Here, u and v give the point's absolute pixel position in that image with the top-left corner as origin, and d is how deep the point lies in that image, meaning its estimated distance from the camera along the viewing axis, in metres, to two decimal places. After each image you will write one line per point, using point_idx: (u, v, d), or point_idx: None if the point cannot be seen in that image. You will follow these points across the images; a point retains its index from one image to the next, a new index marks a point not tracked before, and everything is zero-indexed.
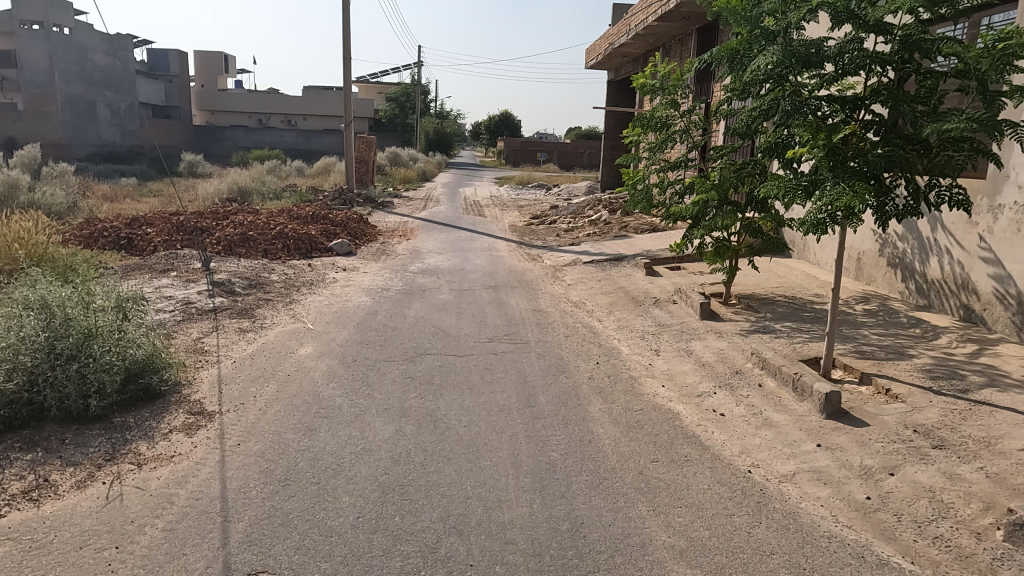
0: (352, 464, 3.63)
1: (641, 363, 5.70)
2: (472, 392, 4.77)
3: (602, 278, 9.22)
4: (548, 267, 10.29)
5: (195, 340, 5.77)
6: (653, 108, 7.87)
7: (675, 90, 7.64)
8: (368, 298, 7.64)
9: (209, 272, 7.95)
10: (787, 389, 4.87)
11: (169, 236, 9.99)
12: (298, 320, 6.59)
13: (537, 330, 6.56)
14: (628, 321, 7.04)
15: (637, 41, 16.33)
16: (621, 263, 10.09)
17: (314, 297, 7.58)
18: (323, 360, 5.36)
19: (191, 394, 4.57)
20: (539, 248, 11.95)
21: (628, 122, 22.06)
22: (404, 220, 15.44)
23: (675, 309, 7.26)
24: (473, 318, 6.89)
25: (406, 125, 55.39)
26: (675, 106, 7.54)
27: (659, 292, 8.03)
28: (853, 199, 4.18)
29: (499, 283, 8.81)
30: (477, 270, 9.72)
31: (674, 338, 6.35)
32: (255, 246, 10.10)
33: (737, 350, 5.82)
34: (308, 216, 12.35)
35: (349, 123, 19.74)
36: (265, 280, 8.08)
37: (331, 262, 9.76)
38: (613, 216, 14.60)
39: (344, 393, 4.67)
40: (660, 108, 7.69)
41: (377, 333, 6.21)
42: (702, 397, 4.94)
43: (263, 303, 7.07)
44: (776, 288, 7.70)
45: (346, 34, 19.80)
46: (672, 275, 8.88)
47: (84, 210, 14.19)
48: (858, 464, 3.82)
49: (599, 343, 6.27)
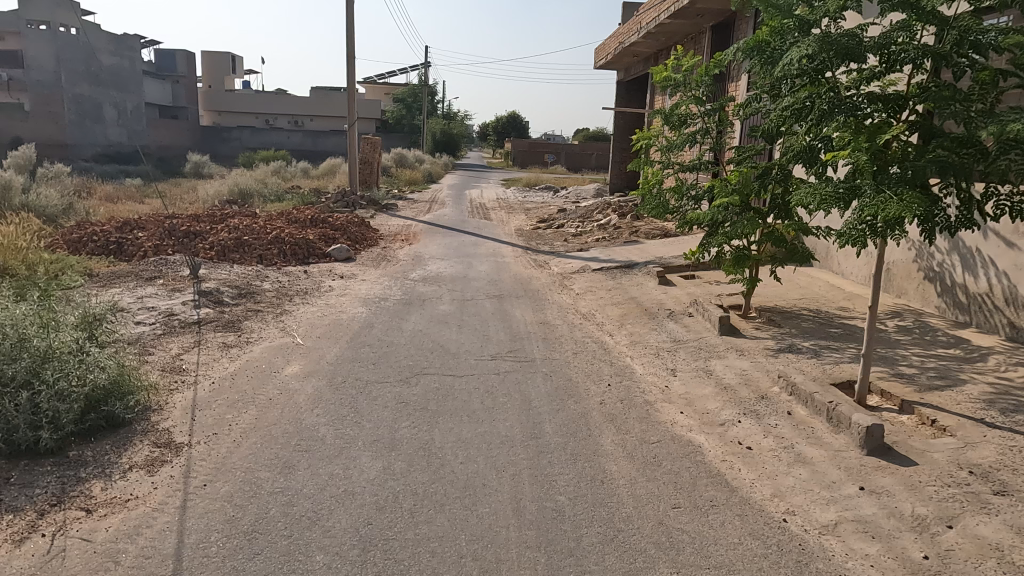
0: (331, 512, 3.17)
1: (657, 386, 5.24)
2: (471, 420, 4.32)
3: (612, 288, 8.75)
4: (556, 275, 9.83)
5: (174, 357, 5.35)
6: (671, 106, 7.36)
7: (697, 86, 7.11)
8: (364, 309, 7.22)
9: (197, 280, 7.54)
10: (820, 419, 4.39)
11: (161, 241, 9.61)
12: (288, 334, 6.15)
13: (543, 346, 6.11)
14: (641, 337, 6.58)
15: (648, 40, 15.87)
16: (632, 270, 9.62)
17: (307, 307, 7.16)
18: (310, 381, 4.92)
19: (161, 421, 4.13)
20: (546, 254, 11.50)
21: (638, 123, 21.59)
22: (407, 224, 15.04)
23: (692, 323, 6.79)
24: (475, 332, 6.45)
25: (413, 126, 55.08)
26: (699, 103, 7.00)
27: (673, 304, 7.57)
28: (900, 209, 3.69)
29: (503, 293, 8.38)
30: (481, 277, 9.28)
31: (692, 357, 5.88)
32: (250, 252, 9.70)
33: (761, 372, 5.34)
34: (307, 219, 11.95)
35: (353, 124, 19.33)
36: (257, 289, 7.67)
37: (328, 269, 9.35)
38: (623, 220, 14.14)
39: (330, 421, 4.23)
40: (680, 105, 7.17)
41: (371, 349, 5.78)
42: (726, 427, 4.48)
43: (251, 315, 6.65)
44: (799, 300, 7.22)
45: (350, 33, 19.45)
46: (686, 285, 8.41)
47: (79, 212, 13.84)
48: (910, 513, 3.34)
49: (611, 361, 5.82)
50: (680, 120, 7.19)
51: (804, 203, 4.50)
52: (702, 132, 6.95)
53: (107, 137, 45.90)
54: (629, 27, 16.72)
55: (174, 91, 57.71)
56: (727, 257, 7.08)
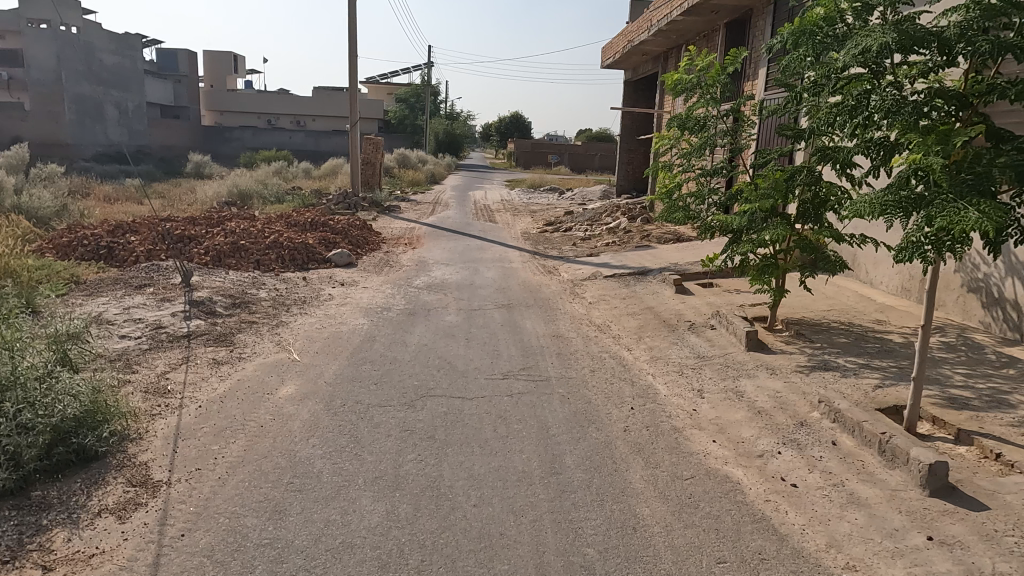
0: (326, 570, 2.75)
1: (684, 409, 4.81)
2: (484, 452, 3.89)
3: (627, 296, 8.32)
4: (566, 282, 9.41)
5: (159, 376, 4.93)
6: (686, 109, 6.80)
7: (714, 88, 6.52)
8: (366, 319, 6.80)
9: (189, 288, 7.14)
10: (870, 451, 3.96)
11: (154, 246, 9.21)
12: (283, 349, 5.73)
13: (558, 362, 5.68)
14: (662, 351, 6.14)
15: (659, 39, 15.44)
16: (646, 277, 9.20)
17: (305, 318, 6.75)
18: (306, 405, 4.49)
19: (138, 454, 3.70)
20: (555, 259, 11.08)
21: (645, 123, 21.15)
22: (410, 226, 14.62)
23: (715, 337, 6.36)
24: (484, 346, 6.02)
25: (416, 126, 54.64)
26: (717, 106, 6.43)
27: (693, 315, 7.14)
28: (976, 224, 3.27)
29: (512, 302, 7.95)
30: (488, 285, 8.85)
31: (719, 375, 5.44)
32: (247, 257, 9.29)
33: (798, 394, 4.91)
34: (306, 222, 11.54)
35: (354, 124, 18.92)
36: (252, 298, 7.25)
37: (329, 275, 8.93)
38: (633, 223, 13.72)
39: (326, 453, 3.80)
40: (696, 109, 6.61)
41: (372, 366, 5.36)
42: (765, 459, 4.04)
43: (245, 328, 6.23)
44: (828, 312, 6.79)
45: (352, 31, 19.07)
46: (706, 294, 7.98)
47: (73, 214, 13.46)
48: (990, 569, 2.91)
49: (632, 379, 5.40)
50: (698, 125, 6.61)
51: (854, 211, 4.08)
52: (723, 138, 6.42)
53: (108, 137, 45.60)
54: (638, 25, 16.29)
55: (176, 91, 57.44)
56: (752, 265, 6.63)
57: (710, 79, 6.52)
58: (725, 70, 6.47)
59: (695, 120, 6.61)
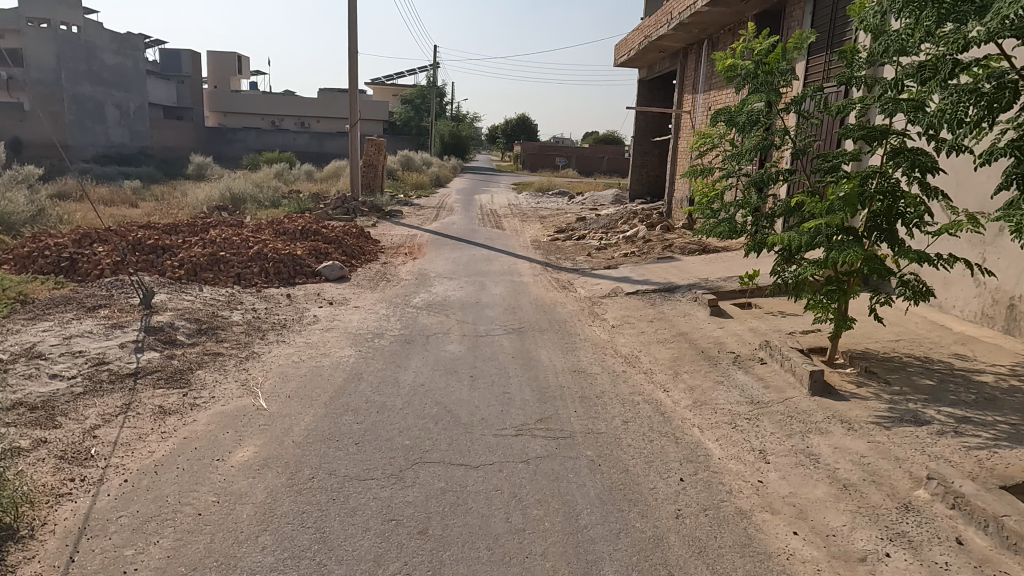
0: None
1: (748, 480, 3.78)
2: (495, 560, 2.86)
3: (655, 319, 7.30)
4: (583, 299, 8.41)
5: (85, 433, 3.92)
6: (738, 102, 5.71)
7: (773, 76, 5.41)
8: (353, 349, 5.78)
9: (150, 311, 6.16)
10: (1016, 557, 2.92)
11: (122, 257, 8.24)
12: (249, 392, 4.72)
13: (582, 410, 4.66)
14: (707, 393, 5.10)
15: (678, 34, 14.44)
16: (673, 295, 8.19)
17: (282, 348, 5.74)
18: (262, 479, 3.48)
19: (18, 568, 2.68)
20: (569, 272, 10.08)
21: (659, 124, 20.14)
22: (412, 234, 13.67)
23: (768, 374, 5.32)
24: (492, 386, 5.02)
25: (422, 128, 53.59)
26: (775, 97, 5.31)
27: (735, 345, 6.11)
28: None
29: (524, 325, 6.93)
30: (496, 304, 7.84)
31: (782, 429, 4.40)
32: (226, 271, 8.34)
33: (890, 460, 3.87)
34: (297, 229, 10.54)
35: (354, 124, 17.93)
36: (224, 321, 6.27)
37: (316, 292, 7.95)
38: (652, 231, 12.72)
39: (279, 564, 2.77)
40: (750, 100, 5.49)
41: (354, 416, 4.35)
42: (872, 567, 2.99)
43: (208, 363, 5.22)
44: (897, 343, 5.76)
45: (352, 27, 18.17)
46: (746, 317, 6.96)
47: (49, 219, 12.53)
48: None
49: (674, 434, 4.37)
50: (753, 118, 5.49)
51: None
52: (777, 136, 5.30)
53: (108, 138, 44.93)
54: (655, 20, 15.29)
55: (179, 91, 56.83)
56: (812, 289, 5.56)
57: (769, 65, 5.43)
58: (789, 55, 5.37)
59: (749, 113, 5.48)
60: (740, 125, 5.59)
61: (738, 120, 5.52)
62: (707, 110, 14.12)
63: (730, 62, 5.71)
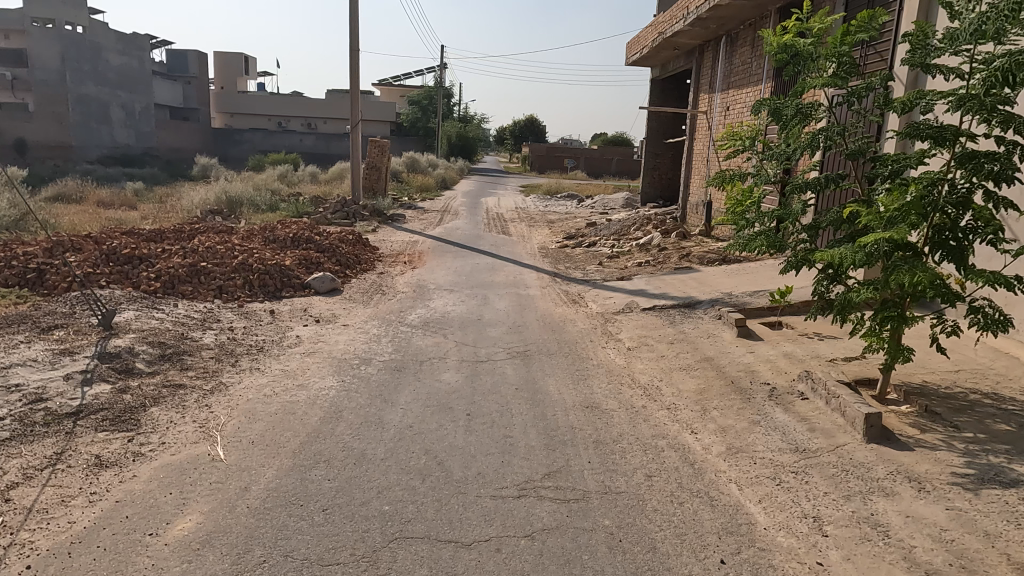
0: None
1: (804, 563, 3.05)
2: None
3: (677, 340, 6.58)
4: (595, 315, 7.71)
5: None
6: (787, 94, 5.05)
7: (829, 62, 4.72)
8: (335, 378, 5.10)
9: (111, 332, 5.50)
10: None
11: (94, 267, 7.59)
12: (205, 435, 4.02)
13: (598, 461, 3.95)
14: (742, 437, 4.38)
15: (695, 29, 13.70)
16: (694, 312, 7.47)
17: (255, 378, 5.06)
18: (198, 565, 2.78)
19: None
20: (579, 284, 9.38)
21: (673, 125, 19.39)
22: (413, 240, 13.00)
23: (812, 414, 4.59)
24: (493, 428, 4.32)
25: (429, 129, 52.96)
26: (833, 85, 4.60)
27: (769, 375, 5.39)
28: None
29: (530, 348, 6.23)
30: (500, 322, 7.14)
31: (838, 489, 3.67)
32: (207, 283, 7.69)
33: (980, 535, 3.13)
34: (288, 236, 9.89)
35: (356, 125, 17.27)
36: (194, 344, 5.59)
37: (303, 308, 7.29)
38: (667, 239, 12.01)
39: None
40: (801, 90, 4.82)
41: (326, 470, 3.66)
42: None
43: (166, 398, 4.54)
44: (959, 375, 5.02)
45: (355, 24, 17.55)
46: (779, 340, 6.23)
47: (33, 224, 11.92)
48: None
49: (708, 494, 3.65)
50: (804, 111, 4.80)
51: None
52: (831, 134, 4.61)
53: (113, 139, 44.62)
54: (670, 15, 14.59)
55: (185, 92, 56.58)
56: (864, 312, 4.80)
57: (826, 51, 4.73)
58: (851, 40, 4.65)
59: (799, 105, 4.81)
60: (787, 119, 4.91)
61: (787, 112, 4.84)
62: (725, 110, 13.42)
63: (781, 46, 5.04)
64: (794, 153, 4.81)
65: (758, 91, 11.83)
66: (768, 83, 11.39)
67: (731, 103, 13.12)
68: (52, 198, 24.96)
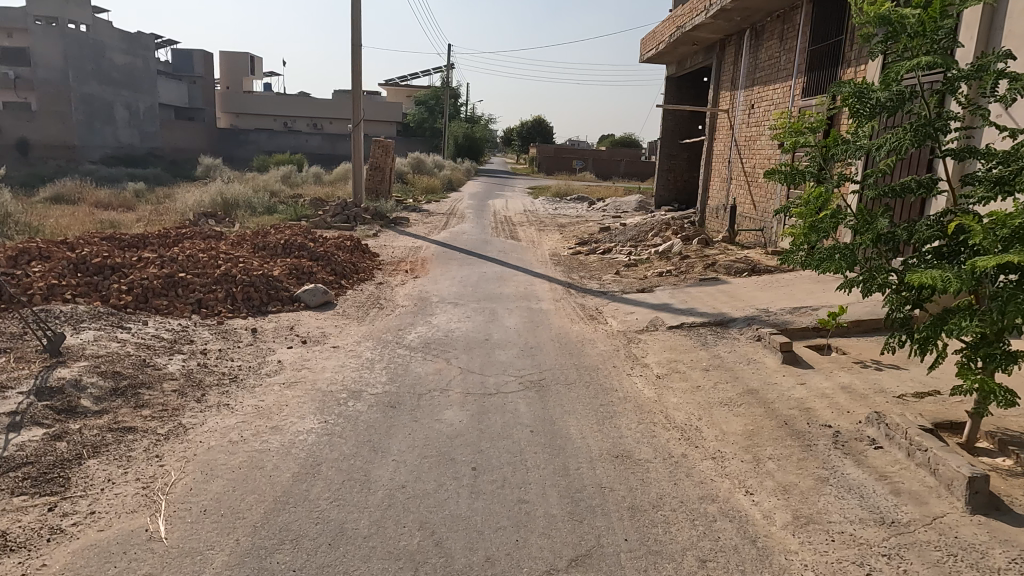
0: None
1: None
2: None
3: (713, 367, 5.77)
4: (616, 335, 6.90)
5: None
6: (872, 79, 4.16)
7: (928, 39, 3.86)
8: (317, 418, 4.30)
9: (59, 359, 4.73)
10: None
11: (60, 277, 6.82)
12: (146, 502, 3.23)
13: (637, 537, 3.14)
14: (810, 502, 3.56)
15: (717, 22, 12.88)
16: (728, 333, 6.65)
17: (221, 417, 4.27)
18: None
19: None
20: (596, 297, 8.57)
21: (689, 125, 18.56)
22: (417, 246, 12.23)
23: (895, 471, 3.76)
24: (504, 489, 3.51)
25: (436, 130, 52.23)
26: (938, 66, 3.72)
27: (828, 415, 4.57)
28: None
29: (546, 376, 5.43)
30: (510, 343, 6.34)
31: None
32: (185, 296, 6.92)
33: None
34: (279, 242, 9.11)
35: (357, 123, 16.49)
36: (156, 373, 4.81)
37: (290, 326, 6.52)
38: (689, 246, 11.17)
39: None
40: (895, 73, 3.98)
41: (292, 555, 2.86)
42: None
43: (108, 447, 3.75)
44: None
45: (358, 19, 16.80)
46: (833, 370, 5.41)
47: (12, 227, 11.18)
48: None
49: None
50: (897, 100, 3.97)
51: None
52: (937, 126, 3.78)
53: (116, 139, 44.14)
54: (689, 8, 13.78)
55: (191, 92, 56.21)
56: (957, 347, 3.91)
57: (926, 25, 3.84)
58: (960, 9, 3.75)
59: (893, 91, 3.96)
60: (874, 108, 4.08)
61: (876, 99, 4.00)
62: (748, 109, 12.62)
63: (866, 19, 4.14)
64: (885, 150, 3.97)
65: (787, 88, 11.03)
66: (799, 78, 10.58)
67: (755, 100, 12.32)
68: (50, 200, 24.38)
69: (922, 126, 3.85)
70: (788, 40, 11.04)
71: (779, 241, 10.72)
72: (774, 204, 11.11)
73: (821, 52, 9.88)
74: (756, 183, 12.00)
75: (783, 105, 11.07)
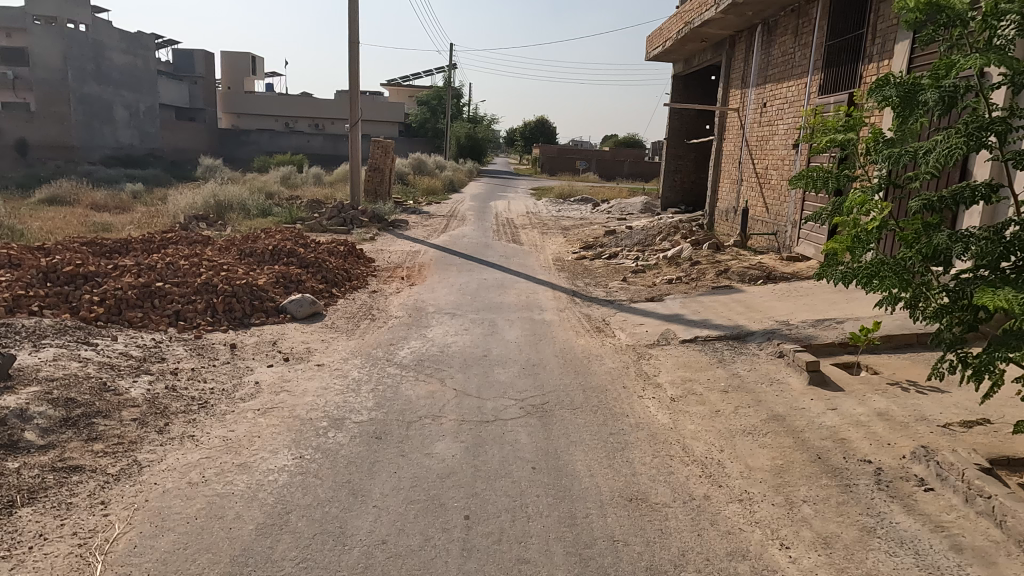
0: None
1: None
2: None
3: (733, 388, 5.27)
4: (626, 349, 6.40)
5: None
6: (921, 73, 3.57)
7: (988, 24, 3.22)
8: (291, 452, 3.81)
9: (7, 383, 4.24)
10: None
11: (26, 287, 6.33)
12: (79, 565, 2.74)
13: None
14: (857, 559, 3.06)
15: (727, 17, 12.37)
16: (747, 349, 6.15)
17: (183, 452, 3.79)
18: None
19: None
20: (603, 306, 8.08)
21: (696, 125, 18.05)
22: (415, 250, 11.75)
23: (952, 522, 3.26)
24: (499, 545, 3.01)
25: (438, 131, 51.76)
26: (996, 60, 3.11)
27: (867, 449, 4.06)
28: None
29: (549, 399, 4.93)
30: (511, 360, 5.84)
31: None
32: (161, 308, 6.44)
33: None
34: (267, 248, 8.62)
35: (355, 123, 16.00)
36: (116, 398, 4.32)
37: (273, 341, 6.04)
38: (699, 250, 10.66)
39: None
40: (948, 67, 3.38)
41: None
42: None
43: (46, 492, 3.25)
44: None
45: (356, 16, 16.33)
46: (866, 393, 4.91)
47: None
48: None
49: None
50: (948, 98, 3.37)
51: None
52: (996, 129, 3.19)
53: (116, 139, 43.75)
54: (698, 2, 13.25)
55: (192, 92, 55.88)
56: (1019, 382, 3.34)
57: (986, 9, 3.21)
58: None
59: (943, 89, 3.37)
60: (922, 107, 3.50)
61: (924, 99, 3.42)
62: (761, 107, 12.11)
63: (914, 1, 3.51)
64: (930, 156, 3.42)
65: (802, 85, 10.51)
66: (815, 74, 10.07)
67: (768, 98, 11.80)
68: (46, 201, 23.96)
69: (976, 128, 3.26)
70: (803, 35, 10.51)
71: (794, 246, 10.21)
72: (789, 207, 10.60)
73: (840, 47, 9.37)
74: (769, 185, 11.49)
75: (799, 103, 10.55)
